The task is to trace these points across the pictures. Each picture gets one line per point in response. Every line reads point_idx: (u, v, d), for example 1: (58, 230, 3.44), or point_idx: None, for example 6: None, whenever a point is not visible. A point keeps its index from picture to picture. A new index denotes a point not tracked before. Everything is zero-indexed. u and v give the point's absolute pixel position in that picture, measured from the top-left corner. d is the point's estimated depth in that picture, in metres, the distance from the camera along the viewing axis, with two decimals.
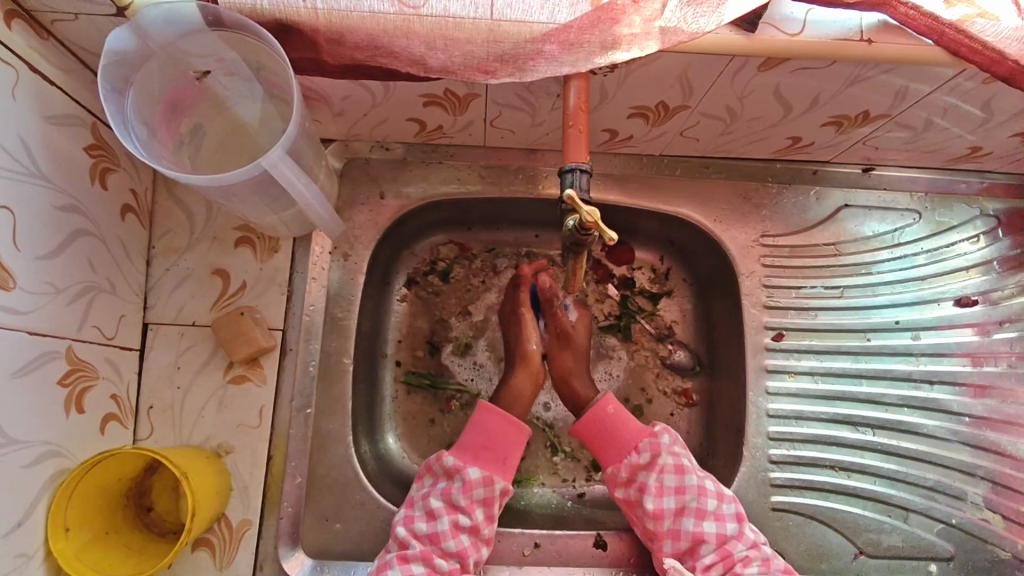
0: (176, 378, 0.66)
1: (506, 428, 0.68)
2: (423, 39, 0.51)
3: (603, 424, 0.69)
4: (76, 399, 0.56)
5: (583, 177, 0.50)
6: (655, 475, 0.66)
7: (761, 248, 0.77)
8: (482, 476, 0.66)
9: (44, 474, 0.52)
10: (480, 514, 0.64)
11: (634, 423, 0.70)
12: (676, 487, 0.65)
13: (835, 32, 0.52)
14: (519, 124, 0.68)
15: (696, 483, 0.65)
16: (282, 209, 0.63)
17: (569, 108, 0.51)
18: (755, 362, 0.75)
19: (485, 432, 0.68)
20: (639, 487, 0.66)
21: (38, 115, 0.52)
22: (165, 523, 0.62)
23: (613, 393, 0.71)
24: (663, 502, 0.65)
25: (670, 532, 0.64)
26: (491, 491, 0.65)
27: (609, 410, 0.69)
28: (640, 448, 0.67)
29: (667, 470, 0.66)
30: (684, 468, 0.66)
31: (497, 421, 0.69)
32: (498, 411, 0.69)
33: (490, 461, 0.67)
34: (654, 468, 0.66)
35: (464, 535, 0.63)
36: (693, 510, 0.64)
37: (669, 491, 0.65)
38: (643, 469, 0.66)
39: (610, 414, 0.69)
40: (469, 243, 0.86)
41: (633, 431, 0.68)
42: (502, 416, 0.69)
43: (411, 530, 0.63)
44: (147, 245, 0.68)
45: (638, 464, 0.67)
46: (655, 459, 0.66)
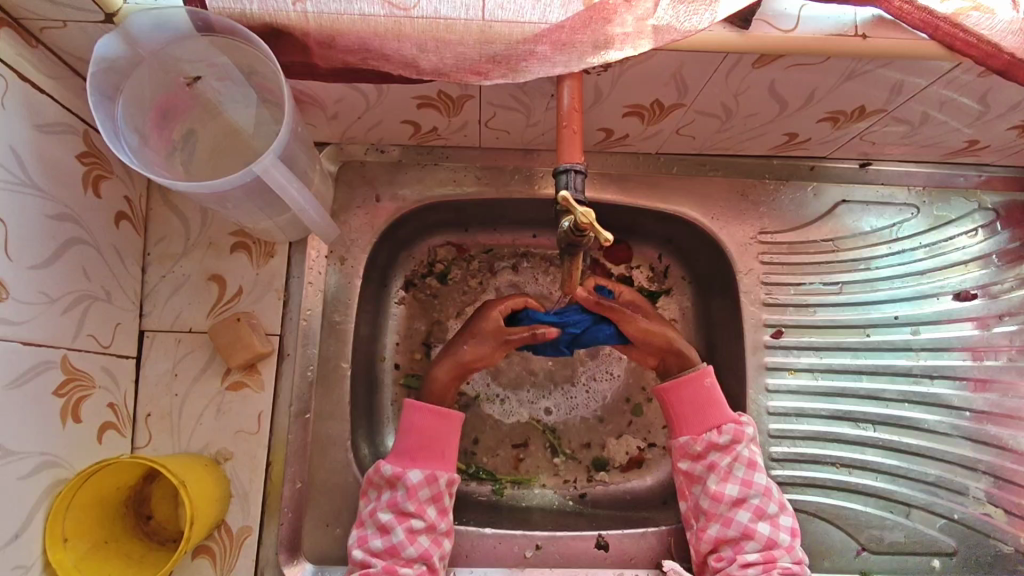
0: (173, 385, 0.66)
1: (437, 423, 0.68)
2: (415, 41, 0.51)
3: (696, 394, 0.69)
4: (72, 408, 0.56)
5: (577, 177, 0.49)
6: (728, 459, 0.66)
7: (759, 245, 0.77)
8: (424, 476, 0.66)
9: (41, 484, 0.52)
10: (432, 511, 0.65)
11: (725, 406, 0.70)
12: (743, 477, 0.66)
13: (830, 27, 0.52)
14: (514, 124, 0.68)
15: (763, 482, 0.66)
16: (276, 214, 0.62)
17: (563, 109, 0.50)
18: (754, 359, 0.75)
19: (419, 433, 0.68)
20: (707, 465, 0.67)
21: (28, 124, 0.51)
22: (165, 531, 0.61)
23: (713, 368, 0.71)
24: (726, 487, 0.65)
25: (721, 516, 0.65)
26: (436, 487, 0.66)
27: (705, 383, 0.69)
28: (722, 429, 0.67)
29: (740, 460, 0.66)
30: (755, 464, 0.66)
31: (427, 419, 0.68)
32: (424, 406, 0.69)
33: (430, 458, 0.67)
34: (730, 452, 0.66)
35: (421, 536, 0.63)
36: (752, 504, 0.65)
37: (735, 479, 0.65)
38: (715, 452, 0.67)
39: (706, 387, 0.69)
40: (467, 245, 0.86)
41: (719, 413, 0.69)
42: (431, 413, 0.68)
43: (368, 549, 0.62)
44: (142, 252, 0.68)
45: (716, 443, 0.67)
46: (733, 444, 0.67)
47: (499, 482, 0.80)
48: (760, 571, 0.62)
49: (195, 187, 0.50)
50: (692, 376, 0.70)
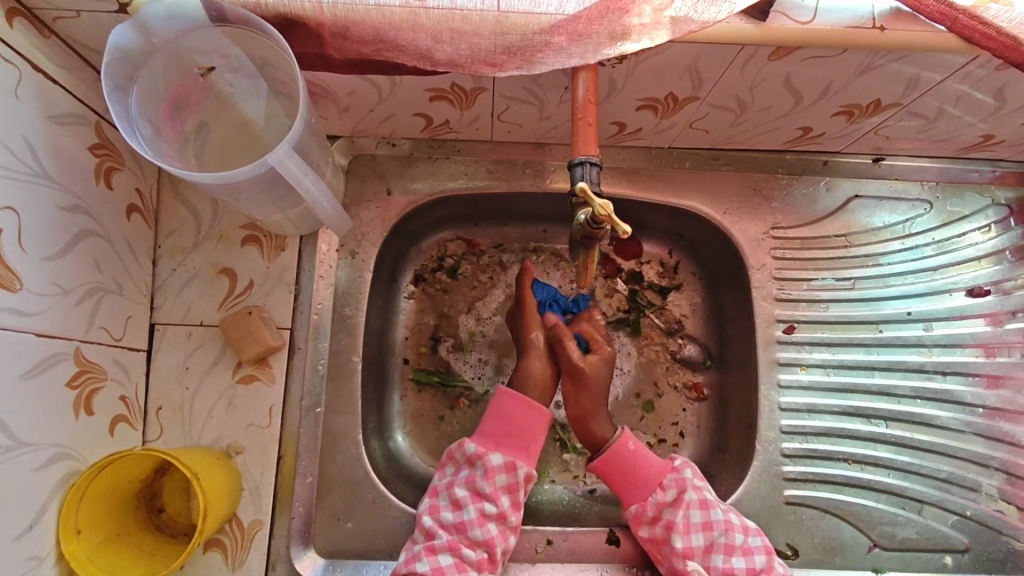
0: (185, 378, 0.66)
1: (525, 412, 0.68)
2: (430, 32, 0.50)
3: (622, 460, 0.68)
4: (85, 400, 0.56)
5: (593, 170, 0.50)
6: (681, 512, 0.65)
7: (771, 240, 0.76)
8: (505, 462, 0.65)
9: (55, 475, 0.52)
10: (506, 501, 0.64)
11: (654, 458, 0.69)
12: (702, 522, 0.64)
13: (847, 19, 0.51)
14: (526, 117, 0.68)
15: (721, 518, 0.64)
16: (288, 207, 0.62)
17: (578, 100, 0.51)
18: (766, 355, 0.75)
19: (508, 420, 0.68)
20: (665, 525, 0.65)
21: (42, 115, 0.51)
22: (176, 524, 0.62)
23: (630, 429, 0.70)
24: (691, 540, 0.64)
25: (697, 571, 0.63)
26: (514, 477, 0.65)
27: (630, 447, 0.68)
28: (664, 484, 0.66)
29: (692, 506, 0.65)
30: (707, 503, 0.65)
31: (517, 407, 0.68)
32: (516, 395, 0.69)
33: (513, 447, 0.67)
34: (680, 504, 0.65)
35: (491, 523, 0.63)
36: (720, 545, 0.63)
37: (695, 527, 0.64)
38: (668, 507, 0.66)
39: (632, 451, 0.68)
40: (476, 239, 0.86)
41: (655, 467, 0.68)
42: (520, 402, 0.68)
43: (437, 520, 0.63)
44: (153, 245, 0.68)
45: (664, 501, 0.66)
46: (680, 495, 0.66)
47: None
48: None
49: (206, 176, 0.50)
50: (612, 447, 0.68)
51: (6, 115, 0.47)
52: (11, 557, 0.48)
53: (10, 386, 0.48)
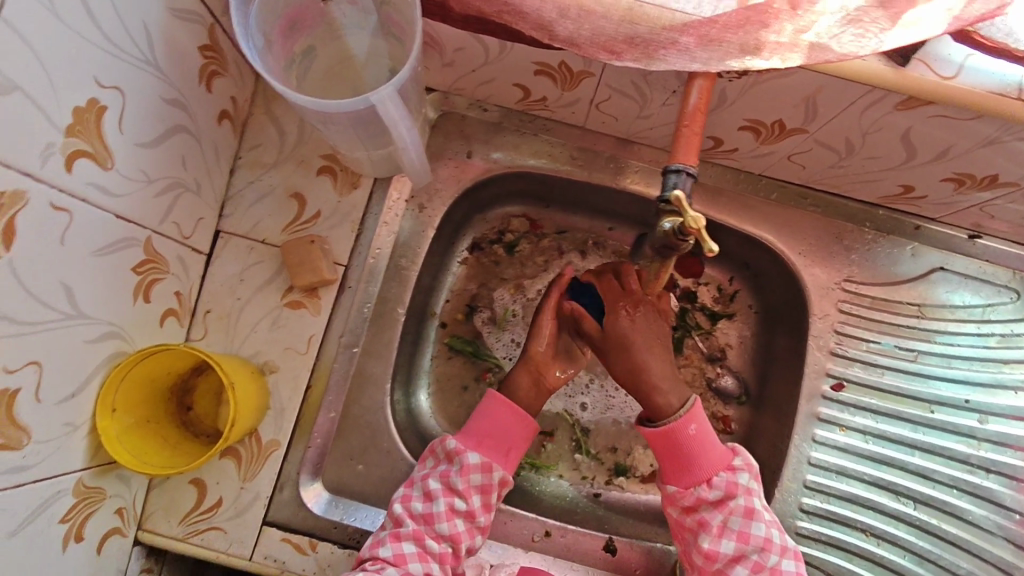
0: (237, 290, 0.68)
1: (511, 419, 0.66)
2: (557, 5, 0.49)
3: (679, 444, 0.63)
4: (145, 288, 0.57)
5: (686, 180, 0.49)
6: (721, 515, 0.61)
7: (840, 293, 0.73)
8: (482, 463, 0.64)
9: (103, 354, 0.52)
10: (476, 501, 0.63)
11: (716, 449, 0.64)
12: (740, 532, 0.61)
13: (991, 84, 0.48)
14: (625, 113, 0.66)
15: (762, 534, 0.61)
16: (375, 149, 0.63)
17: (688, 107, 0.49)
18: (806, 408, 0.73)
19: (493, 421, 0.66)
20: (698, 519, 0.62)
21: (163, 5, 0.52)
22: (202, 425, 0.64)
23: (700, 407, 0.63)
24: (720, 544, 0.61)
25: (716, 573, 0.61)
26: (489, 479, 0.64)
27: (689, 435, 0.62)
28: (713, 482, 0.62)
29: (735, 512, 0.61)
30: (752, 515, 0.61)
31: (506, 415, 0.66)
32: (505, 400, 0.67)
33: (494, 450, 0.65)
34: (722, 508, 0.62)
35: (458, 520, 0.62)
36: (750, 560, 0.60)
37: (730, 534, 0.61)
38: (707, 504, 0.62)
39: (691, 439, 0.63)
40: (541, 220, 0.86)
41: (712, 460, 0.63)
42: (508, 407, 0.66)
43: (407, 508, 0.62)
44: (234, 155, 0.69)
45: (707, 498, 0.62)
46: (725, 498, 0.62)
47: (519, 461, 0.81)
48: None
49: (305, 102, 0.50)
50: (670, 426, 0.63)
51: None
52: (51, 419, 0.48)
53: (85, 261, 0.47)
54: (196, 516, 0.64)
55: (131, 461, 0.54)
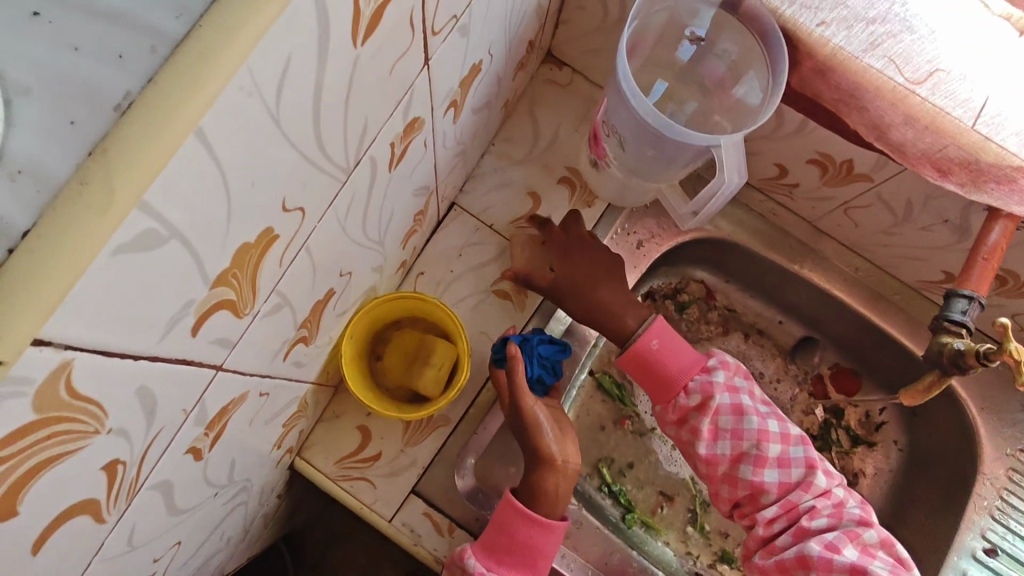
0: (454, 263, 0.70)
1: (531, 530, 0.59)
2: (906, 114, 0.51)
3: (645, 360, 0.63)
4: (409, 236, 0.59)
5: (975, 308, 0.51)
6: (705, 419, 0.61)
7: (1014, 459, 0.72)
8: None
9: (370, 282, 0.54)
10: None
11: (685, 352, 0.63)
12: (731, 430, 0.61)
13: None
14: (874, 222, 0.68)
15: (755, 428, 0.61)
16: (648, 181, 0.64)
17: (988, 243, 0.52)
18: (953, 562, 0.70)
19: (512, 535, 0.59)
20: (690, 429, 0.63)
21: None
22: (384, 376, 0.65)
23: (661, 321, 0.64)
24: (717, 449, 0.62)
25: (726, 479, 0.62)
26: None
27: (651, 347, 0.63)
28: (689, 389, 0.62)
29: (720, 411, 0.61)
30: (739, 410, 0.61)
31: (524, 526, 0.59)
32: (521, 510, 0.59)
33: (517, 564, 0.59)
34: (706, 411, 0.62)
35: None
36: (751, 457, 0.61)
37: (722, 434, 0.61)
38: (692, 412, 0.62)
39: (655, 351, 0.63)
40: (716, 292, 0.87)
41: (683, 363, 0.63)
42: (528, 520, 0.59)
43: None
44: (489, 141, 0.73)
45: (687, 406, 0.62)
46: (704, 400, 0.62)
47: (632, 515, 0.79)
48: (783, 524, 0.60)
49: (651, 115, 0.52)
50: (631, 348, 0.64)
51: None
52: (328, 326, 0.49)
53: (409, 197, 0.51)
54: (349, 463, 0.64)
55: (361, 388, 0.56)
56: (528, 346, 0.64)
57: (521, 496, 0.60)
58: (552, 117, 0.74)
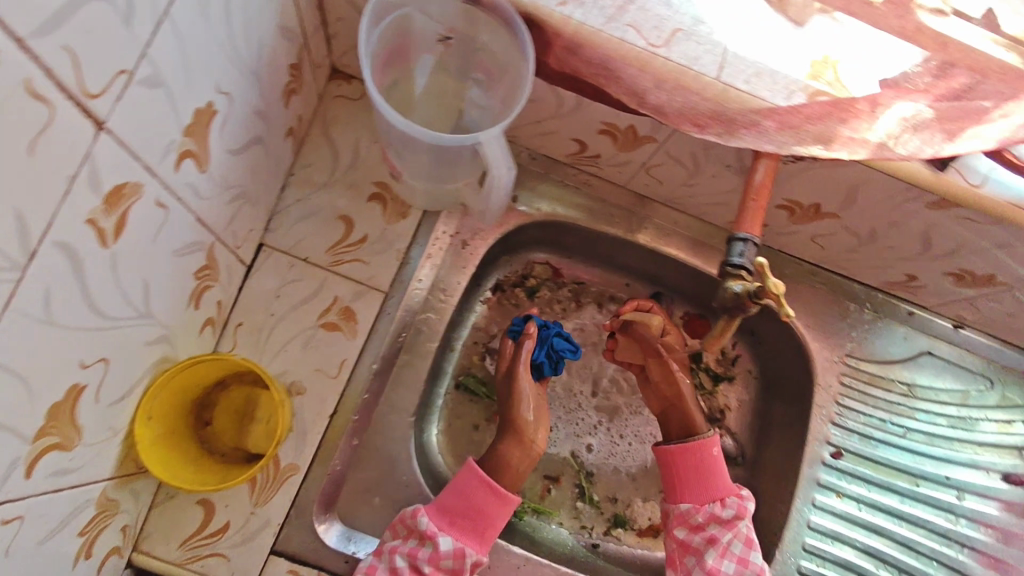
0: (273, 305, 0.66)
1: (488, 498, 0.65)
2: (655, 76, 0.52)
3: (702, 462, 0.68)
4: (198, 294, 0.55)
5: (750, 249, 0.54)
6: (728, 534, 0.64)
7: (842, 366, 0.79)
8: (453, 549, 0.62)
9: (152, 357, 0.50)
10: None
11: (728, 479, 0.68)
12: (740, 555, 0.63)
13: (1013, 196, 0.55)
14: (672, 178, 0.70)
15: (759, 563, 0.63)
16: (444, 183, 0.63)
17: (753, 185, 0.56)
18: (807, 472, 0.77)
19: (466, 500, 0.65)
20: (705, 537, 0.65)
21: (276, 21, 0.52)
22: (217, 442, 0.60)
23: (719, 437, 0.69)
24: (721, 563, 0.62)
25: None
26: (460, 564, 0.62)
27: (714, 451, 0.67)
28: (726, 502, 0.66)
29: (740, 535, 0.64)
30: (752, 543, 0.64)
31: (485, 493, 0.65)
32: (481, 475, 0.66)
33: (466, 529, 0.64)
34: (731, 527, 0.64)
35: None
36: None
37: (731, 555, 0.63)
38: (716, 526, 0.65)
39: (713, 456, 0.68)
40: (563, 270, 0.88)
41: (724, 483, 0.67)
42: (486, 485, 0.65)
43: None
44: (288, 170, 0.69)
45: (718, 516, 0.65)
46: (735, 519, 0.65)
47: (522, 506, 0.81)
48: None
49: (405, 126, 0.50)
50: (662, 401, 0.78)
51: (257, 8, 0.48)
52: (99, 419, 0.46)
53: (166, 261, 0.47)
54: (196, 542, 0.60)
55: (165, 476, 0.52)
56: (546, 334, 0.79)
57: (482, 471, 0.67)
58: (349, 133, 0.71)
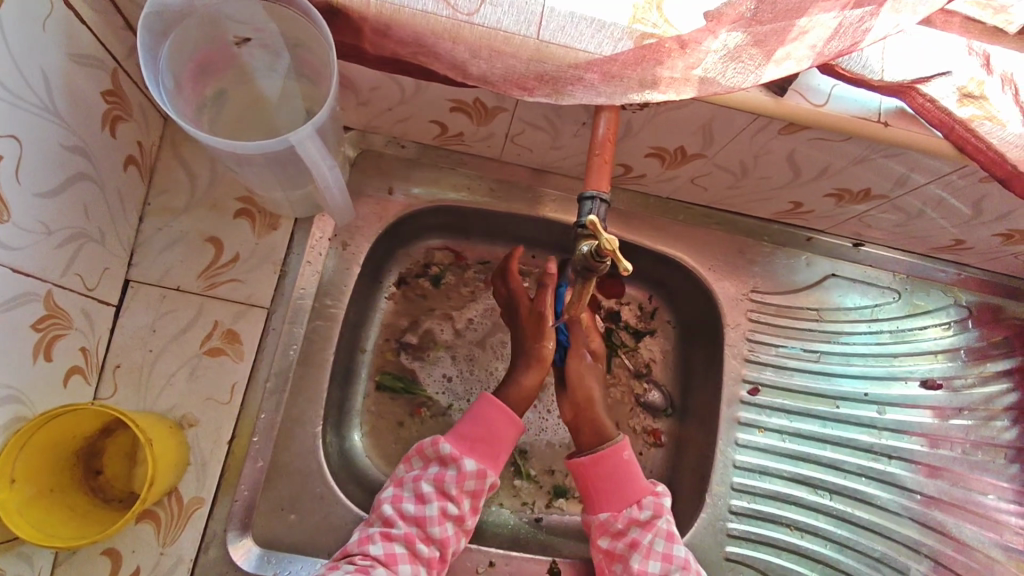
0: (149, 340, 0.63)
1: (504, 422, 0.66)
2: (469, 46, 0.51)
3: (614, 469, 0.67)
4: (46, 346, 0.54)
5: (601, 207, 0.51)
6: (648, 535, 0.63)
7: (748, 302, 0.79)
8: (478, 469, 0.63)
9: (0, 419, 0.49)
10: (467, 505, 0.62)
11: (643, 479, 0.67)
12: (664, 553, 0.62)
13: (854, 109, 0.55)
14: (539, 143, 0.69)
15: (683, 555, 0.63)
16: (291, 188, 0.61)
17: (597, 138, 0.53)
18: (728, 412, 0.78)
19: (486, 425, 0.66)
20: (629, 542, 0.64)
21: (64, 52, 0.50)
22: (112, 489, 0.59)
23: (630, 440, 0.69)
24: (647, 565, 0.62)
25: None
26: (482, 484, 0.63)
27: (625, 456, 0.67)
28: (643, 503, 0.65)
29: (660, 533, 0.64)
30: (674, 537, 0.64)
31: (500, 418, 0.66)
32: (499, 403, 0.67)
33: (486, 455, 0.65)
34: (650, 528, 0.64)
35: (449, 523, 0.61)
36: None
37: (655, 555, 0.62)
38: (636, 528, 0.64)
39: (625, 461, 0.67)
40: (465, 252, 0.86)
41: (639, 486, 0.66)
42: (502, 411, 0.66)
43: (398, 509, 0.61)
44: (143, 201, 0.65)
45: (637, 519, 0.64)
46: (653, 519, 0.64)
47: None
48: None
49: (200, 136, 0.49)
50: (607, 450, 0.67)
51: (28, 45, 0.47)
52: None
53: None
54: None
55: (36, 536, 0.51)
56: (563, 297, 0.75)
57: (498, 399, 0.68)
58: (203, 152, 0.68)
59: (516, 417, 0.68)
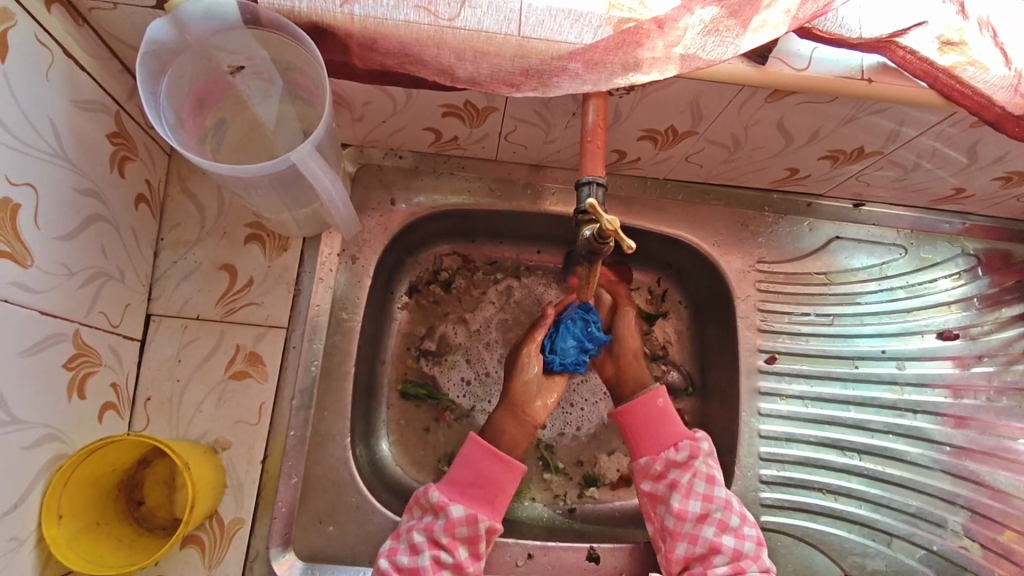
0: (176, 371, 0.65)
1: (493, 465, 0.66)
2: (454, 49, 0.53)
3: (648, 415, 0.68)
4: (79, 384, 0.56)
5: (598, 191, 0.52)
6: (687, 476, 0.65)
7: (756, 273, 0.80)
8: (467, 515, 0.64)
9: (42, 457, 0.51)
10: (463, 552, 0.62)
11: (679, 423, 0.69)
12: (705, 492, 0.64)
13: (838, 70, 0.55)
14: (533, 139, 0.71)
15: (724, 495, 0.64)
16: (297, 207, 0.63)
17: (587, 126, 0.53)
18: (748, 383, 0.78)
19: (475, 471, 0.66)
20: (668, 484, 0.65)
21: (68, 99, 0.52)
22: (155, 518, 0.60)
23: (665, 388, 0.70)
24: (689, 504, 0.63)
25: (687, 535, 0.63)
26: (475, 529, 0.63)
27: (659, 403, 0.68)
28: (678, 446, 0.66)
29: (700, 475, 0.65)
30: (714, 478, 0.65)
31: (489, 460, 0.67)
32: (485, 445, 0.67)
33: (478, 499, 0.65)
34: (688, 470, 0.65)
35: (445, 572, 0.61)
36: (715, 519, 0.63)
37: (697, 494, 0.64)
38: (676, 469, 0.65)
39: (659, 408, 0.68)
40: (472, 255, 0.87)
41: (675, 431, 0.67)
42: (489, 451, 0.67)
43: (394, 562, 0.61)
44: (156, 237, 0.67)
45: (674, 461, 0.66)
46: (691, 460, 0.65)
47: None
48: None
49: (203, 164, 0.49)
50: (642, 396, 0.69)
51: (35, 96, 0.49)
52: None
53: (10, 361, 0.48)
54: None
55: (85, 566, 0.52)
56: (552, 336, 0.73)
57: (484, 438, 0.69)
58: (209, 183, 0.70)
59: (511, 458, 0.67)
